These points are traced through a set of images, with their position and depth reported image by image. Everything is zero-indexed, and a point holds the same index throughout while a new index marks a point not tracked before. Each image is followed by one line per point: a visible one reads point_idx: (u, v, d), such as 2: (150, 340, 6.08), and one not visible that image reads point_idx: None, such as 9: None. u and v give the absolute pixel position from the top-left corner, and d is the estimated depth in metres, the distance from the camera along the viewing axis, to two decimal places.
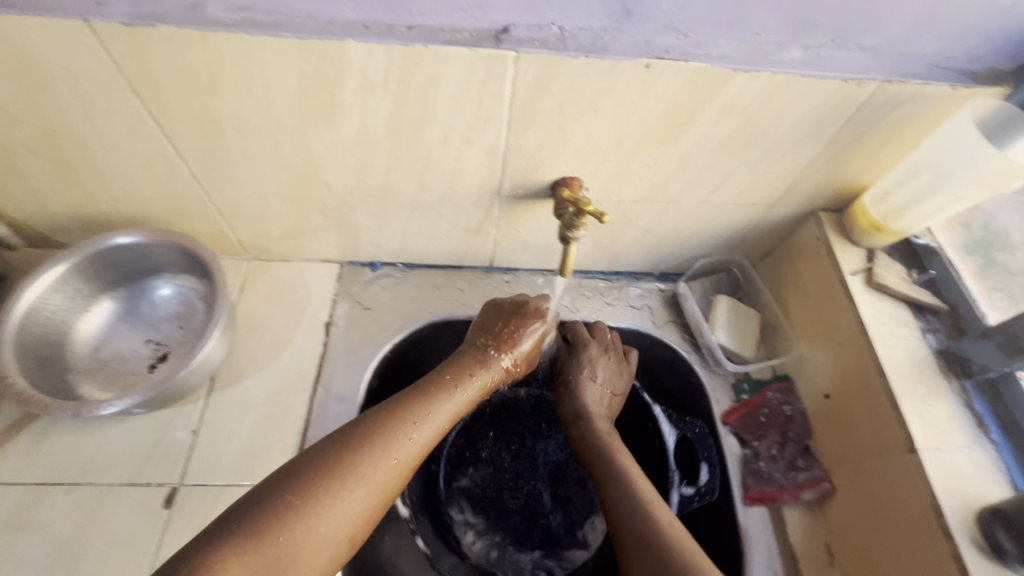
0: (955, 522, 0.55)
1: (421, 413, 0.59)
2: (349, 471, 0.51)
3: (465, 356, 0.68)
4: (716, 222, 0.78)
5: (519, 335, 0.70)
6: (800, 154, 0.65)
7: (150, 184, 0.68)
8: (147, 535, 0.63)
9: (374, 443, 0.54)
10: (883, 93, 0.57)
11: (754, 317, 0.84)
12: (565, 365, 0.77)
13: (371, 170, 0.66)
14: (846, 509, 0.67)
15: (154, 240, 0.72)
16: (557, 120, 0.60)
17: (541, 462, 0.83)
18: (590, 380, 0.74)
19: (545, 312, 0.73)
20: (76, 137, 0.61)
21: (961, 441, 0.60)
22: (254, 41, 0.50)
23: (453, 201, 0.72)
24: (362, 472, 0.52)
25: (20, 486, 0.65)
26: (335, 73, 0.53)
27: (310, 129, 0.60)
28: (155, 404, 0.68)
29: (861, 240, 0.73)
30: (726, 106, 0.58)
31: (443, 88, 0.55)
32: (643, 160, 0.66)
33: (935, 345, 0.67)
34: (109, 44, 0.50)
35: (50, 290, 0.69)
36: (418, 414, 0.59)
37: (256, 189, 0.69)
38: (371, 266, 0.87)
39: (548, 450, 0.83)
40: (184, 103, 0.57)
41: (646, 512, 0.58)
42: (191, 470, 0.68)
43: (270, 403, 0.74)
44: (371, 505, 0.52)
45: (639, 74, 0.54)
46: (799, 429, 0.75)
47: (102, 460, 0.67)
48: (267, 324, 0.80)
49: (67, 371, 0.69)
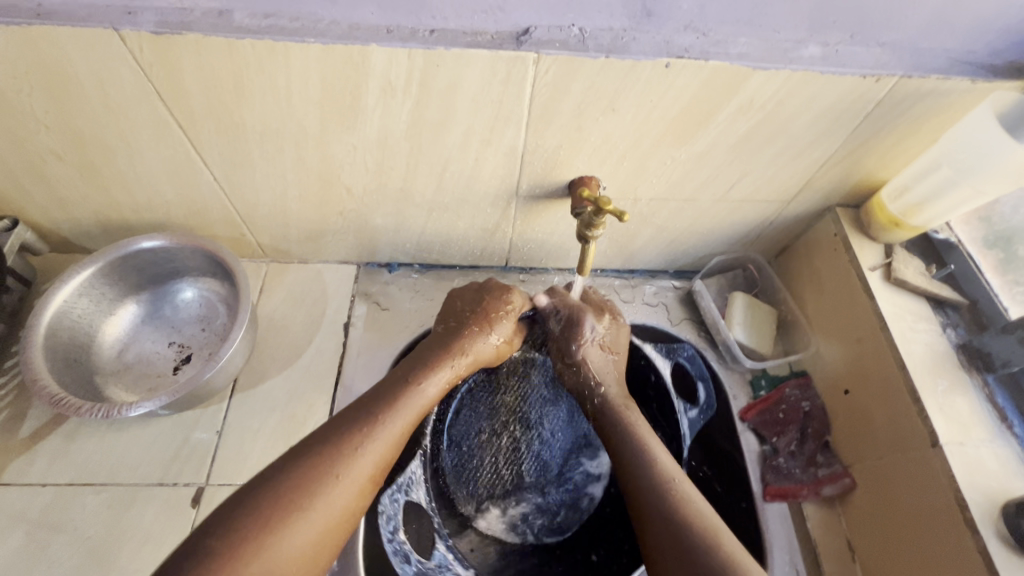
0: (980, 516, 0.55)
1: (375, 423, 0.55)
2: (313, 484, 0.50)
3: (425, 357, 0.64)
4: (732, 219, 0.78)
5: (483, 327, 0.66)
6: (818, 150, 0.65)
7: (172, 188, 0.69)
8: (175, 534, 0.65)
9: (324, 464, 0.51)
10: (903, 89, 0.57)
11: (770, 314, 0.84)
12: (561, 332, 0.71)
13: (390, 172, 0.67)
14: (868, 506, 0.67)
15: (177, 244, 0.73)
16: (576, 120, 0.60)
17: (544, 426, 0.78)
18: (594, 346, 0.69)
19: (507, 296, 0.69)
20: (102, 143, 0.62)
21: (984, 435, 0.60)
22: (279, 46, 0.51)
23: (470, 202, 0.73)
24: (346, 467, 0.52)
25: (51, 487, 0.66)
26: (357, 77, 0.54)
27: (331, 132, 0.61)
28: (180, 406, 0.70)
29: (879, 236, 0.73)
30: (745, 104, 0.58)
31: (464, 90, 0.56)
32: (661, 159, 0.66)
33: (956, 340, 0.67)
34: (138, 52, 0.51)
35: (77, 294, 0.70)
36: (382, 415, 0.56)
37: (276, 192, 0.70)
38: (388, 267, 0.87)
39: (549, 412, 0.79)
40: (208, 108, 0.58)
41: (670, 490, 0.56)
42: (216, 470, 0.69)
43: (292, 404, 0.75)
44: (332, 527, 0.50)
45: (659, 73, 0.54)
46: (817, 424, 0.75)
47: (130, 461, 0.69)
48: (287, 325, 0.81)
49: (94, 373, 0.71)
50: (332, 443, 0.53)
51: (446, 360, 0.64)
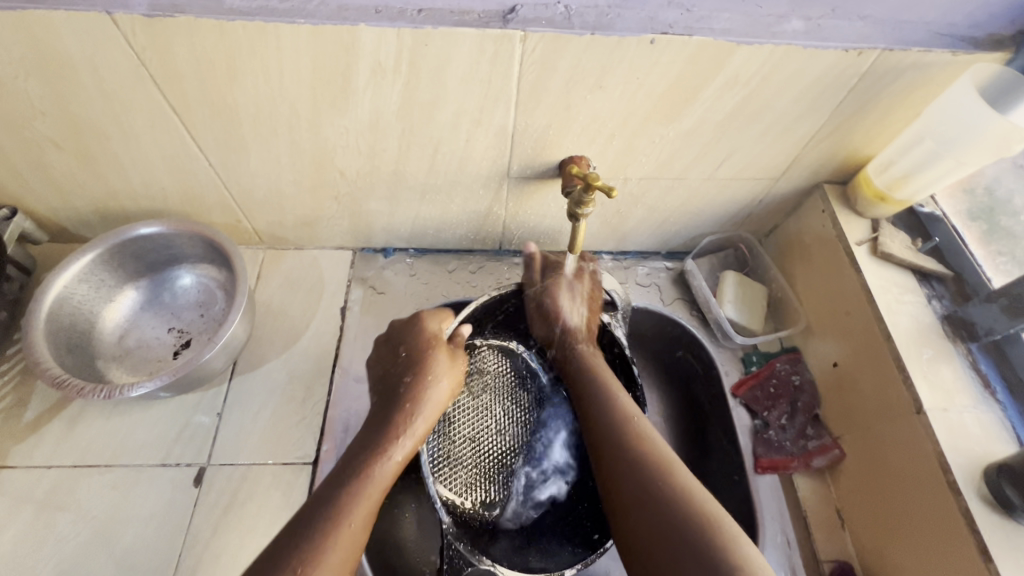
0: (963, 479, 0.56)
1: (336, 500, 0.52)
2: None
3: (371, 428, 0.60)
4: (722, 197, 0.79)
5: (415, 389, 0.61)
6: (805, 126, 0.66)
7: (168, 174, 0.70)
8: (179, 512, 0.66)
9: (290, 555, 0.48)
10: (884, 63, 0.58)
11: (761, 292, 0.85)
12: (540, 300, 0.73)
13: (383, 155, 0.68)
14: (856, 474, 0.69)
15: (174, 230, 0.74)
16: (564, 99, 0.61)
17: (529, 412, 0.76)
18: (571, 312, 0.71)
19: (432, 347, 0.64)
20: (98, 129, 0.62)
21: (967, 402, 0.61)
22: (270, 28, 0.52)
23: (463, 183, 0.74)
24: (328, 539, 0.49)
25: (56, 468, 0.68)
26: (347, 58, 0.55)
27: (323, 115, 0.62)
28: (181, 388, 0.71)
29: (865, 211, 0.74)
30: (730, 79, 0.59)
31: (453, 70, 0.57)
32: (649, 137, 0.67)
33: (940, 311, 0.68)
34: (131, 35, 0.52)
35: (76, 280, 0.71)
36: (343, 489, 0.53)
37: (271, 176, 0.71)
38: (383, 252, 0.88)
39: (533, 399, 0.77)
40: (201, 92, 0.58)
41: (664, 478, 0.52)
42: (217, 451, 0.70)
43: (290, 386, 0.76)
44: None
45: (645, 50, 0.55)
46: (808, 398, 0.77)
47: (133, 443, 0.70)
48: (285, 310, 0.82)
49: (96, 358, 0.72)
50: (307, 520, 0.50)
51: (393, 420, 0.59)
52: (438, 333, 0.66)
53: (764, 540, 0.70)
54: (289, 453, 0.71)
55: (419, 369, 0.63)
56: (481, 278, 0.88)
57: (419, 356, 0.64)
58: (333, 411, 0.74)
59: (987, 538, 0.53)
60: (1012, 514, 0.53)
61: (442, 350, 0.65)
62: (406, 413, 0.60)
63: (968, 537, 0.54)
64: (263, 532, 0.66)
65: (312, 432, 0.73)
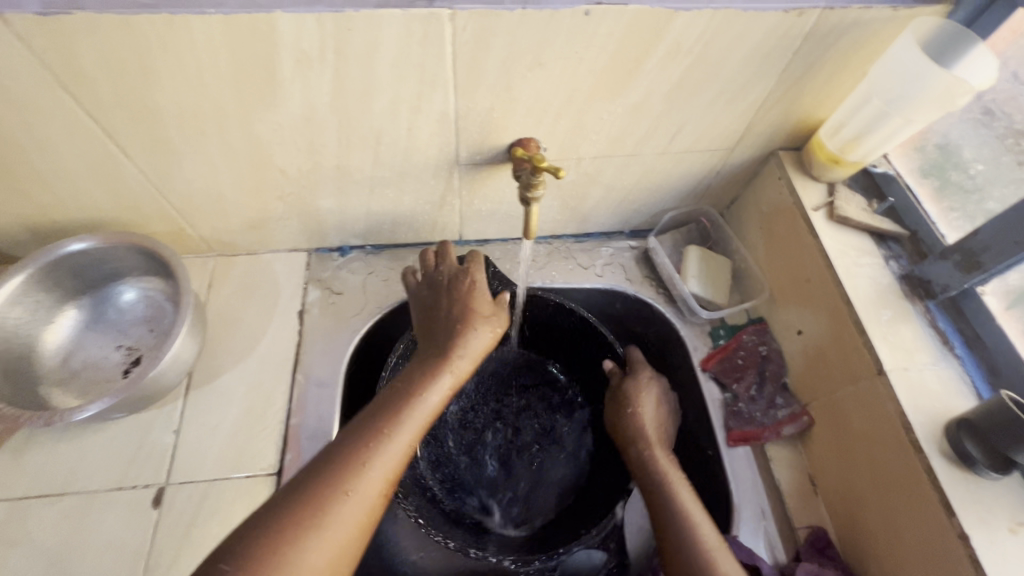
0: (925, 437, 0.56)
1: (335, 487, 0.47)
2: (271, 555, 0.43)
3: (379, 406, 0.55)
4: (679, 171, 0.78)
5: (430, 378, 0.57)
6: (754, 92, 0.65)
7: (98, 185, 0.66)
8: (137, 535, 0.64)
9: (291, 531, 0.44)
10: (826, 22, 0.57)
11: (725, 264, 0.85)
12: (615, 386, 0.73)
13: (323, 150, 0.65)
14: (825, 440, 0.69)
15: (111, 243, 0.70)
16: (503, 79, 0.59)
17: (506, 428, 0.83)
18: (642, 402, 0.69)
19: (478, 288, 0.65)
20: (11, 142, 0.59)
21: (927, 359, 0.61)
22: (179, 20, 0.48)
23: (411, 174, 0.71)
24: (324, 519, 0.46)
25: (4, 502, 0.64)
26: (270, 50, 0.52)
27: (253, 112, 0.59)
28: (131, 407, 0.68)
29: (820, 175, 0.73)
30: (672, 49, 0.58)
31: (383, 55, 0.54)
32: (596, 114, 0.65)
33: (898, 271, 0.68)
34: (28, 37, 0.48)
35: (9, 304, 0.67)
36: (337, 489, 0.47)
37: (208, 179, 0.68)
38: (339, 251, 0.86)
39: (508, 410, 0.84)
40: (117, 94, 0.55)
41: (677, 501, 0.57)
42: (176, 470, 0.68)
43: (250, 396, 0.73)
44: (345, 544, 0.46)
45: (580, 22, 0.53)
46: (775, 366, 0.77)
47: (86, 468, 0.67)
48: (239, 318, 0.79)
49: (39, 384, 0.68)
50: (301, 491, 0.47)
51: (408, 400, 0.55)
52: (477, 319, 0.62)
53: (738, 510, 0.70)
54: (253, 464, 0.69)
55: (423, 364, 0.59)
56: None
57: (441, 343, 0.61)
58: (295, 419, 0.72)
59: (949, 494, 0.53)
60: (972, 467, 0.54)
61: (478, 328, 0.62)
62: (340, 478, 0.48)
63: (933, 495, 0.54)
64: None
65: (275, 442, 0.70)
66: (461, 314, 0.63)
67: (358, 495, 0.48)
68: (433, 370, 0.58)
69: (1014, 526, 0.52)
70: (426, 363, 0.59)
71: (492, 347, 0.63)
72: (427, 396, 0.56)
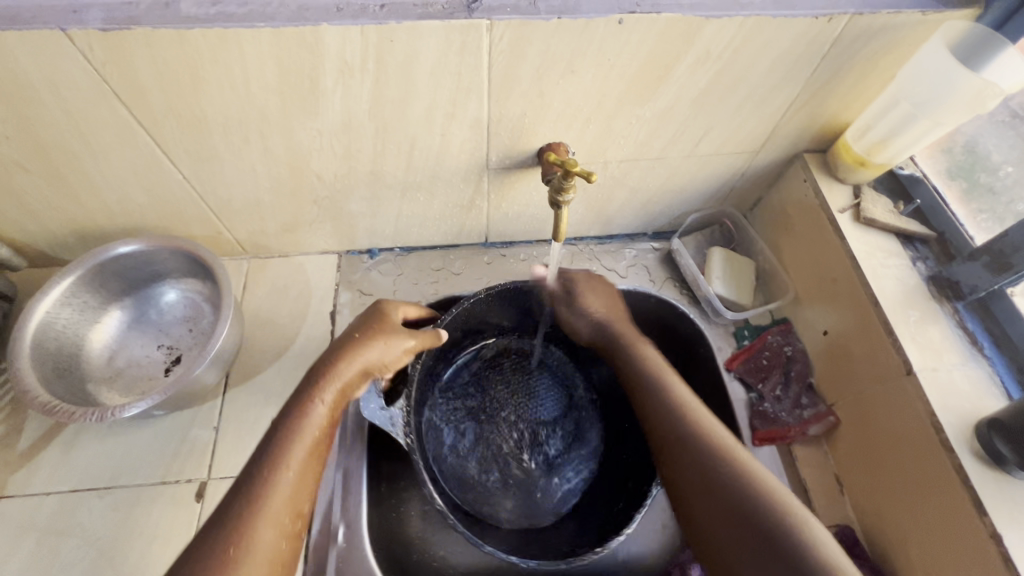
0: (955, 436, 0.57)
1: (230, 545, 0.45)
2: None
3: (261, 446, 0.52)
4: (704, 174, 0.79)
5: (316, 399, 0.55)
6: (781, 95, 0.66)
7: (144, 190, 0.69)
8: (182, 527, 0.66)
9: None
10: (854, 27, 0.58)
11: (749, 265, 0.86)
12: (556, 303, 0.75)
13: (359, 155, 0.67)
14: (851, 440, 0.69)
15: (154, 246, 0.73)
16: (536, 86, 0.60)
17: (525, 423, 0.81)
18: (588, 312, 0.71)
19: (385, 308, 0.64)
20: (66, 150, 0.61)
21: (956, 359, 0.62)
22: (231, 34, 0.51)
23: (443, 178, 0.73)
24: None
25: (56, 494, 0.67)
26: (314, 60, 0.54)
27: (295, 119, 0.61)
28: (174, 404, 0.70)
29: (846, 177, 0.74)
30: (702, 55, 0.59)
31: (422, 64, 0.56)
32: (626, 119, 0.67)
33: (926, 272, 0.68)
34: (89, 52, 0.51)
35: (59, 304, 0.70)
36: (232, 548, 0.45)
37: (247, 184, 0.70)
38: (369, 253, 0.88)
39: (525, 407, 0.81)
40: (168, 104, 0.57)
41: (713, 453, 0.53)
42: (217, 465, 0.70)
43: (286, 393, 0.76)
44: None
45: (613, 30, 0.55)
46: (801, 367, 0.77)
47: (132, 463, 0.70)
48: (275, 318, 0.81)
49: (87, 381, 0.71)
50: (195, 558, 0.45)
51: (294, 431, 0.52)
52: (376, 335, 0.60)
53: None
54: None
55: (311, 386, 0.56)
56: (468, 271, 0.87)
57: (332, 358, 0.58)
58: None
59: (980, 492, 0.54)
60: (1004, 467, 0.54)
61: (375, 341, 0.60)
62: (227, 536, 0.46)
63: (963, 495, 0.55)
64: None
65: None
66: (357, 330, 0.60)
67: (253, 550, 0.46)
68: (320, 385, 0.56)
69: None
70: (313, 375, 0.57)
71: (396, 354, 0.62)
72: (315, 411, 0.54)
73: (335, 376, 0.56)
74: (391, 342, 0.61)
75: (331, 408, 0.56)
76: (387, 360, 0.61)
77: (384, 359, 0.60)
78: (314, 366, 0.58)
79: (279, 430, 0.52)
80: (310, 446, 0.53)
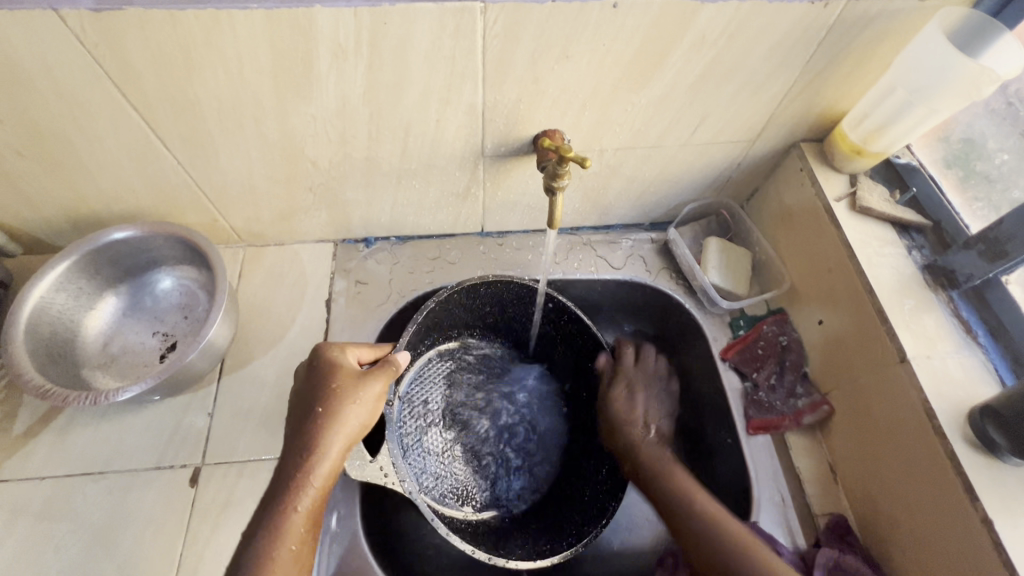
0: (947, 423, 0.57)
1: None
2: None
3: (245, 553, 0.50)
4: (700, 162, 0.79)
5: (295, 491, 0.53)
6: (778, 83, 0.66)
7: (138, 176, 0.69)
8: (177, 512, 0.66)
9: None
10: (850, 13, 0.58)
11: (745, 256, 0.85)
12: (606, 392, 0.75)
13: (354, 141, 0.67)
14: (845, 428, 0.69)
15: (150, 232, 0.73)
16: (532, 72, 0.60)
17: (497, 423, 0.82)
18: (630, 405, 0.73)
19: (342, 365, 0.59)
20: (59, 135, 0.61)
21: (950, 347, 0.62)
22: (223, 15, 0.50)
23: (438, 165, 0.73)
24: None
25: (50, 478, 0.67)
26: (308, 43, 0.54)
27: (289, 104, 0.61)
28: (168, 390, 0.70)
29: (842, 166, 0.74)
30: (697, 41, 0.59)
31: (416, 47, 0.56)
32: (621, 106, 0.66)
33: (921, 261, 0.68)
34: (81, 33, 0.51)
35: (53, 289, 0.70)
36: None
37: (242, 171, 0.70)
38: (365, 242, 0.87)
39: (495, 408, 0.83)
40: (161, 88, 0.57)
41: None
42: (211, 450, 0.70)
43: (281, 380, 0.76)
44: None
45: (608, 15, 0.55)
46: (795, 356, 0.77)
47: (126, 448, 0.70)
48: (270, 306, 0.81)
49: (81, 367, 0.71)
50: None
51: (276, 530, 0.50)
52: (341, 403, 0.57)
53: (757, 495, 0.71)
54: None
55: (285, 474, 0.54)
56: (464, 260, 0.87)
57: (302, 438, 0.55)
58: None
59: (972, 478, 0.54)
60: (996, 453, 0.54)
61: (342, 411, 0.56)
62: None
63: (955, 479, 0.55)
64: None
65: None
66: (319, 401, 0.56)
67: None
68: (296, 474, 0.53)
69: None
70: (284, 471, 0.53)
71: (371, 415, 0.59)
72: (293, 515, 0.51)
73: (309, 468, 0.53)
74: (360, 407, 0.58)
75: (310, 508, 0.53)
76: (363, 425, 0.58)
77: (359, 425, 0.57)
78: (284, 461, 0.54)
79: (253, 546, 0.50)
80: (300, 544, 0.51)
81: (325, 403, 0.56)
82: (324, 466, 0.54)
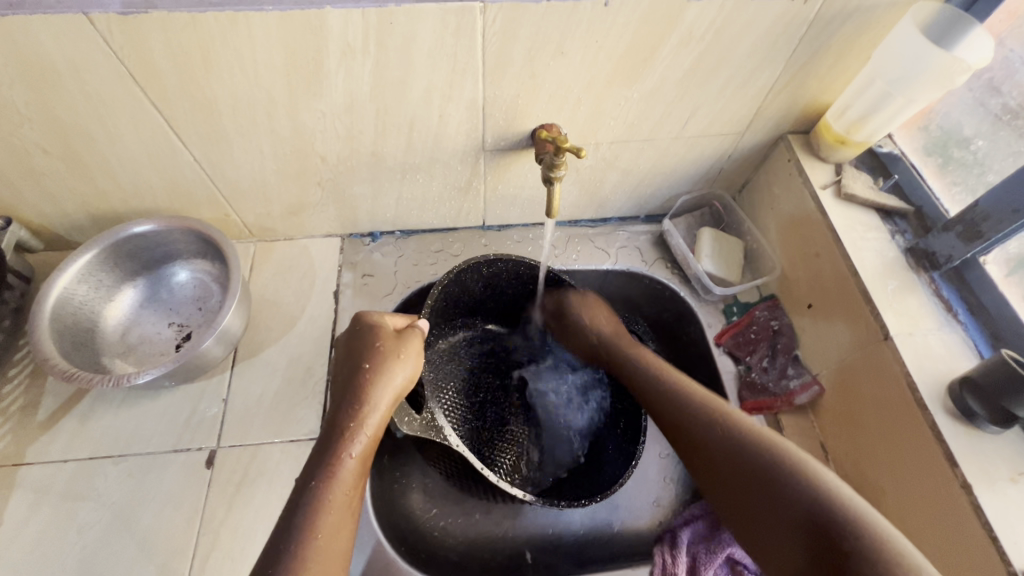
0: (929, 396, 0.60)
1: None
2: None
3: (300, 501, 0.51)
4: (692, 155, 0.82)
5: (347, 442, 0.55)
6: (763, 77, 0.69)
7: (157, 172, 0.72)
8: (193, 492, 0.69)
9: None
10: (828, 10, 0.61)
11: (738, 245, 0.88)
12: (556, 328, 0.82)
13: (361, 137, 0.71)
14: (835, 407, 0.72)
15: (167, 226, 0.77)
16: (529, 68, 0.64)
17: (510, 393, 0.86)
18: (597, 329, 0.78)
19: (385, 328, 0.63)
20: (84, 133, 0.65)
21: (931, 325, 0.65)
22: (242, 17, 0.54)
23: (441, 159, 0.76)
24: None
25: (72, 461, 0.71)
26: (318, 41, 0.57)
27: (300, 102, 0.64)
28: (184, 376, 0.73)
29: (828, 155, 0.77)
30: (684, 37, 0.62)
31: (420, 46, 0.59)
32: (614, 100, 0.70)
33: (903, 244, 0.71)
34: (108, 35, 0.54)
35: (76, 281, 0.73)
36: None
37: (254, 166, 0.73)
38: (370, 236, 0.91)
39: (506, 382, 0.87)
40: (181, 86, 0.61)
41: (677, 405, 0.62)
42: (226, 435, 0.73)
43: (292, 367, 0.79)
44: None
45: (601, 12, 0.58)
46: (787, 340, 0.80)
47: (144, 433, 0.73)
48: (279, 298, 0.85)
49: (101, 354, 0.74)
50: None
51: (332, 478, 0.52)
52: (387, 360, 0.60)
53: None
54: (296, 430, 0.74)
55: (336, 428, 0.56)
56: (467, 252, 0.91)
57: (353, 392, 0.57)
58: None
59: (952, 446, 0.56)
60: (975, 421, 0.57)
61: (392, 367, 0.59)
62: None
63: (935, 446, 0.58)
64: (276, 504, 0.69)
65: (316, 410, 0.76)
66: (366, 359, 0.59)
67: None
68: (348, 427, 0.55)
69: (1014, 476, 0.55)
70: (337, 424, 0.56)
71: (413, 375, 0.62)
72: (348, 460, 0.54)
73: (360, 418, 0.56)
74: (406, 364, 0.61)
75: (362, 455, 0.55)
76: (409, 380, 0.61)
77: (405, 380, 0.60)
78: (337, 414, 0.57)
79: (311, 489, 0.51)
80: (352, 490, 0.53)
81: (374, 360, 0.59)
82: (374, 419, 0.57)
